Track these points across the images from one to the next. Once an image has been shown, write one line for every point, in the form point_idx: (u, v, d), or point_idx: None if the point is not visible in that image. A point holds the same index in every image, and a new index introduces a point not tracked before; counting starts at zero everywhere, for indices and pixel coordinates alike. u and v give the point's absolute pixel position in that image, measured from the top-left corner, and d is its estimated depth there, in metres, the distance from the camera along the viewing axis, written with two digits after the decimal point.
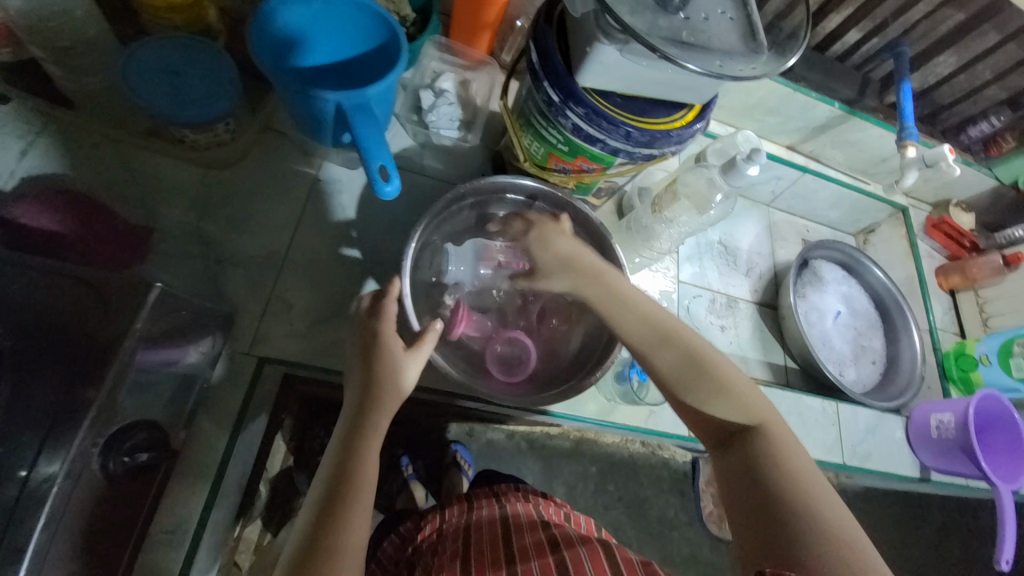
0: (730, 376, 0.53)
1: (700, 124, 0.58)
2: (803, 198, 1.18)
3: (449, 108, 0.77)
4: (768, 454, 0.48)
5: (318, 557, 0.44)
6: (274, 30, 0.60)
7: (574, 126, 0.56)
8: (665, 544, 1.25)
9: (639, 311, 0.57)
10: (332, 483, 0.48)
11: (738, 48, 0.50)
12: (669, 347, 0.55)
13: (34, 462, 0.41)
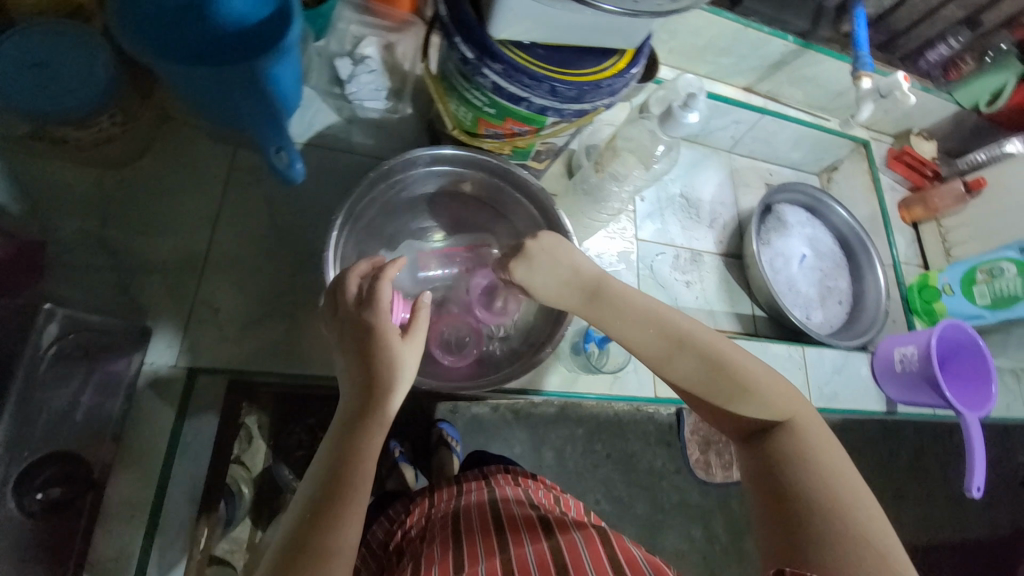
0: (757, 370, 0.50)
1: (633, 72, 0.53)
2: (764, 141, 1.14)
3: (371, 76, 0.71)
4: (799, 449, 0.47)
5: (307, 559, 0.39)
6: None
7: (494, 85, 0.50)
8: (655, 494, 1.26)
9: (640, 314, 0.53)
10: (325, 483, 0.43)
11: None
12: (687, 354, 0.51)
13: None
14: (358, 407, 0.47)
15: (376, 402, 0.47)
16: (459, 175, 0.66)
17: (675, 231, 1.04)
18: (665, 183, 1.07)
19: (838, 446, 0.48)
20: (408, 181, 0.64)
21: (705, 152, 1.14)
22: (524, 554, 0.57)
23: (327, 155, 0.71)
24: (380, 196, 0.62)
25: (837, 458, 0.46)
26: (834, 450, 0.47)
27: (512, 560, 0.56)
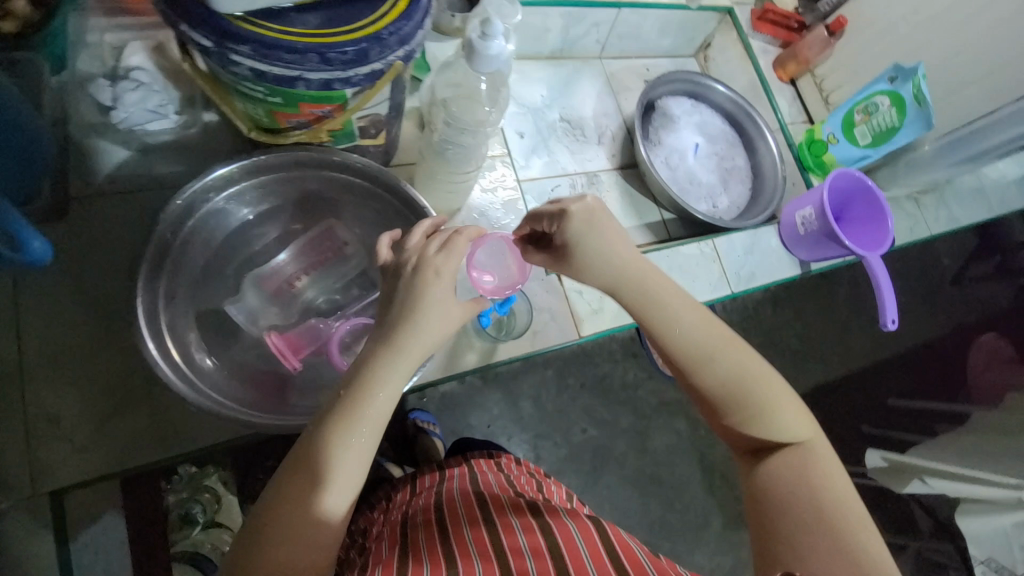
0: (765, 381, 0.47)
1: (420, 10, 0.45)
2: (630, 37, 1.07)
3: (139, 93, 0.58)
4: (802, 472, 0.43)
5: (264, 525, 0.39)
6: None
7: (254, 72, 0.42)
8: (637, 404, 1.22)
9: (683, 314, 0.48)
10: (306, 453, 0.42)
11: None
12: (716, 360, 0.47)
13: None
14: (347, 403, 0.42)
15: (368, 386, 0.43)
16: (258, 190, 0.61)
17: (565, 157, 0.99)
18: (541, 110, 1.00)
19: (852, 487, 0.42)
20: (211, 219, 0.59)
21: (575, 65, 1.07)
22: (511, 523, 0.55)
23: (129, 202, 0.61)
24: (183, 246, 0.57)
25: (850, 492, 0.42)
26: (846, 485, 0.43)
27: (499, 530, 0.54)
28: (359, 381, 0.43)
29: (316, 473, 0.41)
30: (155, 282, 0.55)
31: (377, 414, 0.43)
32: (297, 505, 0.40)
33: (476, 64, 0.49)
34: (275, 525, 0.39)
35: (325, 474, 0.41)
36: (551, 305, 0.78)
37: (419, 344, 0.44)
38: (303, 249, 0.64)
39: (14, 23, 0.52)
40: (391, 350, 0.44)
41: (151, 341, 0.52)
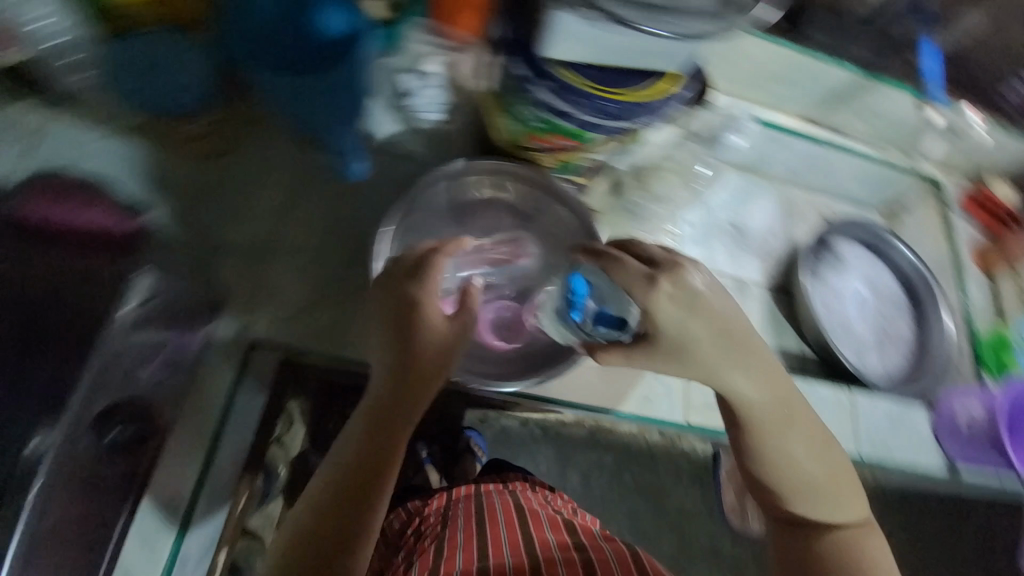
0: (823, 469, 0.56)
1: (680, 95, 0.55)
2: (824, 174, 1.11)
3: (432, 91, 0.75)
4: (868, 562, 0.54)
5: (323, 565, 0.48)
6: (254, 20, 0.61)
7: (544, 102, 0.54)
8: None
9: (777, 400, 0.56)
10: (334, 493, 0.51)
11: (710, 6, 0.46)
12: (802, 446, 0.56)
13: (31, 442, 0.49)
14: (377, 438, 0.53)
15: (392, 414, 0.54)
16: (483, 191, 0.72)
17: (722, 256, 1.02)
18: (713, 209, 1.06)
19: (893, 560, 0.55)
20: (439, 200, 0.71)
21: (758, 182, 1.12)
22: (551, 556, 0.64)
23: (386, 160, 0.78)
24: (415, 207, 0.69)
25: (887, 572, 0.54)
26: (886, 562, 0.55)
27: (540, 555, 0.64)
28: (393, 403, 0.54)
29: (354, 482, 0.51)
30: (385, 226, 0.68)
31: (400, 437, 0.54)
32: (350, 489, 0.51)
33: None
34: (329, 509, 0.50)
35: (371, 470, 0.52)
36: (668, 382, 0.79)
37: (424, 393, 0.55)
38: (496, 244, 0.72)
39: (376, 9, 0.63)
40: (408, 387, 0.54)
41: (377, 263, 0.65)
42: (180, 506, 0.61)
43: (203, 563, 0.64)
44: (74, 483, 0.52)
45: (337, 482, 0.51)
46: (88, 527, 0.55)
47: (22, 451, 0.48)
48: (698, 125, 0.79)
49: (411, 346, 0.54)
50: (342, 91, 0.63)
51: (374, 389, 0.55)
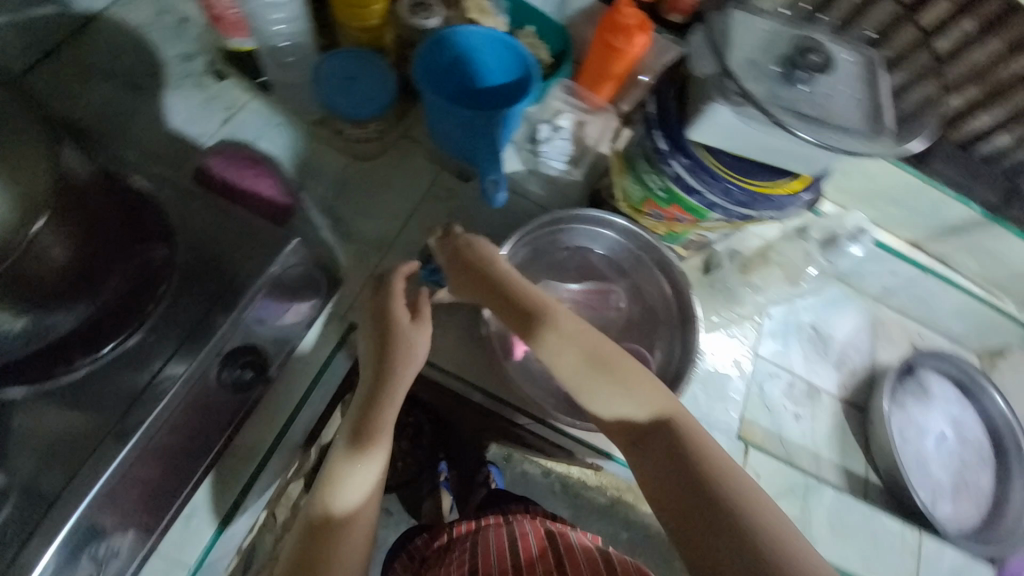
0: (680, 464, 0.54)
1: (800, 198, 0.59)
2: (921, 302, 1.08)
3: (562, 143, 0.84)
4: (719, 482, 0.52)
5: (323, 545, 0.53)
6: (445, 54, 0.70)
7: (676, 175, 0.59)
8: None
9: (620, 403, 0.59)
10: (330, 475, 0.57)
11: (861, 128, 0.50)
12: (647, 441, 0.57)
13: (170, 362, 0.55)
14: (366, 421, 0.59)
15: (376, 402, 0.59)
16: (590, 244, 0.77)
17: (800, 359, 1.00)
18: (798, 308, 1.04)
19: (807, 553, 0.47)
20: (552, 238, 0.76)
21: (847, 292, 1.10)
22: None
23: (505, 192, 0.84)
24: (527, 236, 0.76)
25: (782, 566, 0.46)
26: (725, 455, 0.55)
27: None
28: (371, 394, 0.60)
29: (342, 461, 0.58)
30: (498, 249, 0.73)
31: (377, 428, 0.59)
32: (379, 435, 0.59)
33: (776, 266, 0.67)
34: (354, 452, 0.58)
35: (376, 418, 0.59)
36: None
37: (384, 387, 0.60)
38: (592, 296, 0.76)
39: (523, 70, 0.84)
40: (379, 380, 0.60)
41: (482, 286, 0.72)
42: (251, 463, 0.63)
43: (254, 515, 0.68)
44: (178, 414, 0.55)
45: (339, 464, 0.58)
46: (180, 458, 0.57)
47: (160, 370, 0.55)
48: (808, 221, 0.82)
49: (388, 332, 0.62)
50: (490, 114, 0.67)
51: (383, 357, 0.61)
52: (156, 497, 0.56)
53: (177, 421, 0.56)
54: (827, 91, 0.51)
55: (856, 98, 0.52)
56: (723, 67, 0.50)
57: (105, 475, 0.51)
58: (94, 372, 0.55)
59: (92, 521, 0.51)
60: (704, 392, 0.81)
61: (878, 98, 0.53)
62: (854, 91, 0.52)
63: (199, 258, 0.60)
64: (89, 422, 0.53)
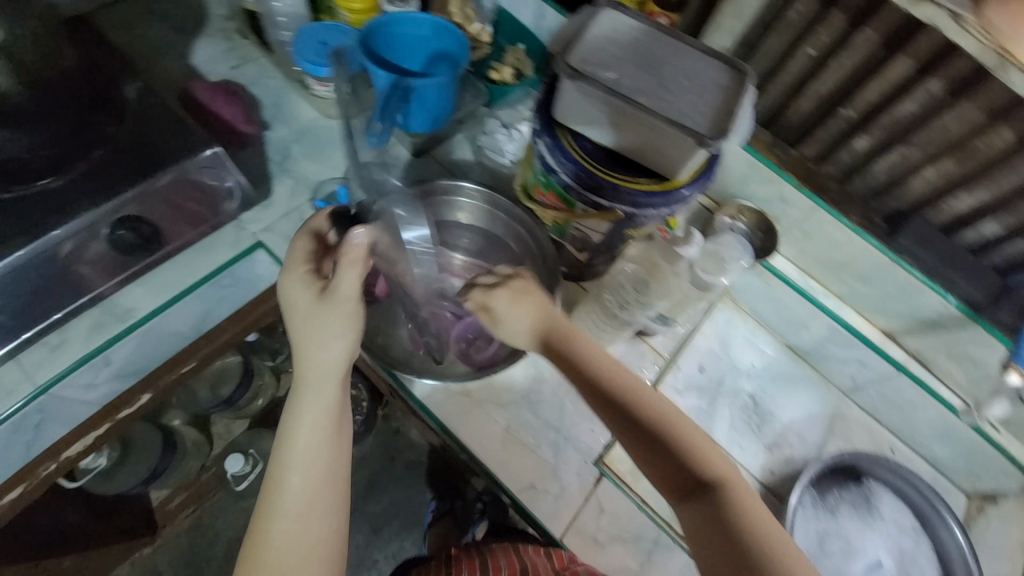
0: None
1: (674, 196, 0.57)
2: (896, 407, 0.91)
3: (504, 138, 0.89)
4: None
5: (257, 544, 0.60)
6: (398, 28, 0.76)
7: (541, 152, 0.61)
8: None
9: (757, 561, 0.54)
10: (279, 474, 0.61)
11: (704, 117, 0.51)
12: None
13: (65, 208, 0.62)
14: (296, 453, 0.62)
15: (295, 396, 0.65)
16: (475, 212, 0.81)
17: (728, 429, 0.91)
18: (740, 376, 0.96)
19: None
20: (443, 205, 0.81)
21: (812, 377, 0.98)
22: None
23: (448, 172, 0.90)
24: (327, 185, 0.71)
25: None
26: None
27: None
28: (291, 409, 0.64)
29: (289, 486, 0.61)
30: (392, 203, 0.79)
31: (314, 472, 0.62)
32: (747, 519, 0.56)
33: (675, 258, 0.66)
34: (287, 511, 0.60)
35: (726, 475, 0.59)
36: (569, 490, 0.71)
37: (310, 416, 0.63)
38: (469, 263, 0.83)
39: (496, 77, 0.90)
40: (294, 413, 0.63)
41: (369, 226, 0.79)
42: (124, 322, 0.72)
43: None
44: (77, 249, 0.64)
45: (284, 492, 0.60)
46: (50, 291, 0.65)
47: (58, 213, 0.62)
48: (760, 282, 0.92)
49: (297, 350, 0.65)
50: (403, 78, 0.73)
51: (313, 375, 0.65)
52: (29, 311, 0.65)
53: (84, 264, 0.66)
54: (682, 77, 0.53)
55: (719, 84, 0.52)
56: (566, 52, 0.53)
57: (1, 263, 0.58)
58: (24, 196, 0.62)
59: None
60: (573, 405, 0.76)
61: (748, 86, 0.52)
62: (718, 79, 0.53)
63: (128, 137, 0.67)
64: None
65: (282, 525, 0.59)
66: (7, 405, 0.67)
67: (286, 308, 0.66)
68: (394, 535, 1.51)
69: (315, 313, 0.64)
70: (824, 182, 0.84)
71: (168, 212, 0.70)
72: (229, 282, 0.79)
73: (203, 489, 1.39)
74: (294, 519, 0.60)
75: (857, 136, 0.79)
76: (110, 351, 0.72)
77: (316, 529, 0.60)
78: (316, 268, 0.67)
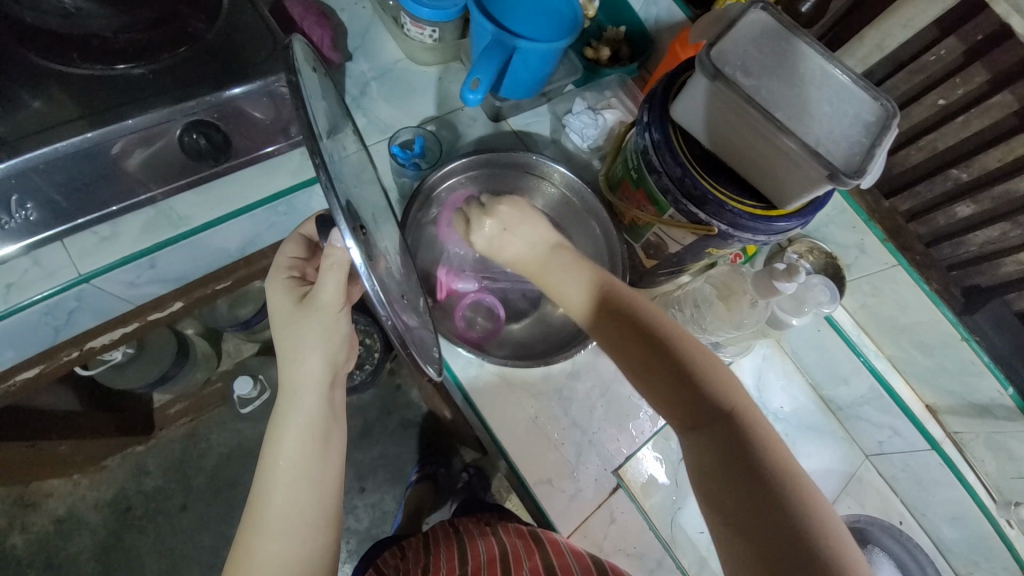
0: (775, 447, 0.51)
1: (776, 226, 0.54)
2: (919, 483, 0.88)
3: (588, 122, 0.82)
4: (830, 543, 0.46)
5: (249, 534, 0.63)
6: None
7: (643, 147, 0.59)
8: None
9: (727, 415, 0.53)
10: (272, 469, 0.65)
11: (839, 145, 0.48)
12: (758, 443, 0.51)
13: (144, 103, 0.60)
14: (285, 455, 0.65)
15: (282, 395, 0.68)
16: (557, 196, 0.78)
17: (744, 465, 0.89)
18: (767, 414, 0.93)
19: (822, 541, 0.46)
20: (525, 181, 0.79)
21: (840, 433, 0.95)
22: None
23: (520, 143, 0.86)
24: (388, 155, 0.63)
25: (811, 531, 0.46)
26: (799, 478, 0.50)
27: None
28: (279, 409, 0.67)
29: (278, 484, 0.64)
30: (472, 164, 0.76)
31: (303, 469, 0.65)
32: (769, 452, 0.50)
33: (772, 293, 0.63)
34: (277, 504, 0.64)
35: (744, 409, 0.54)
36: (584, 493, 0.73)
37: (302, 414, 0.67)
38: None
39: (592, 54, 0.86)
40: (283, 413, 0.67)
41: (446, 179, 0.76)
42: (177, 229, 0.70)
43: (151, 283, 0.77)
44: (146, 145, 0.63)
45: (274, 486, 0.64)
46: (113, 182, 0.64)
47: (137, 105, 0.60)
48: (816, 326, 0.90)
49: (280, 357, 0.67)
50: (511, 35, 0.69)
51: (292, 383, 0.67)
52: (84, 197, 0.63)
53: (150, 162, 0.64)
54: (821, 102, 0.50)
55: (858, 118, 0.50)
56: (706, 47, 0.51)
57: (69, 142, 0.57)
58: (109, 80, 0.61)
59: (21, 178, 0.57)
60: (604, 410, 0.76)
61: (890, 126, 0.49)
62: (856, 113, 0.50)
63: (219, 44, 0.65)
64: (58, 103, 0.59)
65: (273, 532, 0.63)
66: (47, 286, 0.65)
67: (270, 313, 0.69)
68: (377, 487, 1.53)
69: (296, 322, 0.65)
70: (910, 242, 0.79)
71: (242, 129, 0.68)
72: (284, 210, 0.79)
73: (202, 403, 1.40)
74: (284, 519, 0.63)
75: (964, 202, 0.73)
76: (156, 255, 0.71)
77: (306, 523, 0.64)
78: (299, 275, 0.70)
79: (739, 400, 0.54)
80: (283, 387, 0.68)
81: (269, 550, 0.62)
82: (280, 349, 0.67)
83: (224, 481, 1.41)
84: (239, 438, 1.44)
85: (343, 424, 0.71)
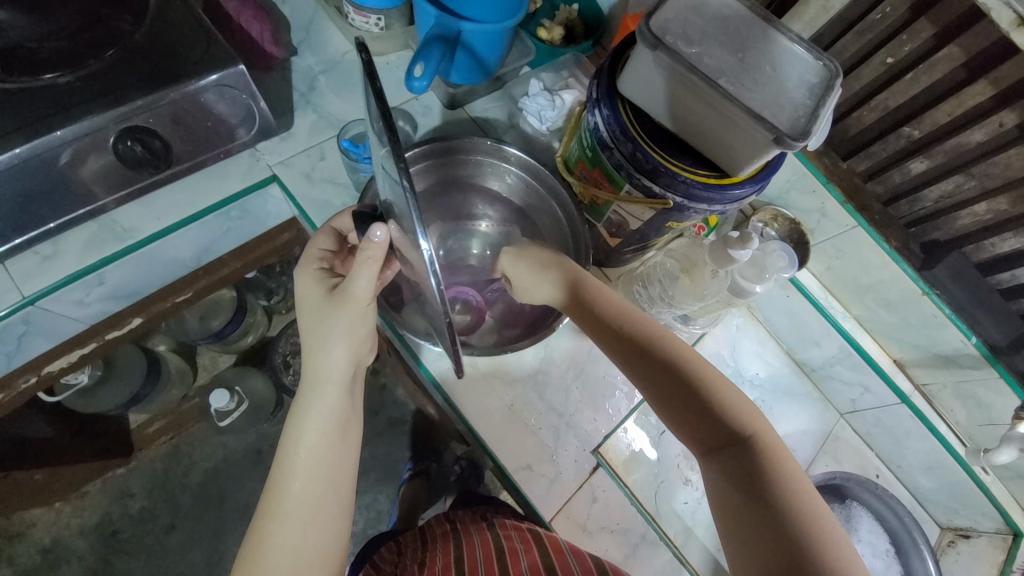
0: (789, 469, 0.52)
1: (731, 194, 0.54)
2: (892, 437, 0.91)
3: (545, 103, 0.80)
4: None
5: (264, 523, 0.62)
6: None
7: (595, 125, 0.58)
8: None
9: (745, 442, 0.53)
10: (291, 459, 0.63)
11: (784, 108, 0.48)
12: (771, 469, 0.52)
13: (71, 111, 0.57)
14: (304, 445, 0.63)
15: (307, 384, 0.65)
16: (518, 179, 0.77)
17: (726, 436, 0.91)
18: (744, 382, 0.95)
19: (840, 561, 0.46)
20: (487, 167, 0.78)
21: (815, 394, 0.96)
22: None
23: (478, 129, 0.84)
24: None
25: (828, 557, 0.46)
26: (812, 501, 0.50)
27: None
28: (303, 397, 0.65)
29: (296, 473, 0.62)
30: (433, 150, 0.74)
31: (322, 462, 0.63)
32: (783, 481, 0.51)
33: (728, 262, 0.63)
34: (294, 496, 0.62)
35: (763, 438, 0.54)
36: (564, 475, 0.73)
37: (326, 406, 0.64)
38: (495, 228, 0.80)
39: (546, 35, 0.84)
40: (306, 402, 0.64)
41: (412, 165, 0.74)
42: (124, 242, 0.67)
43: (104, 300, 0.74)
44: (82, 157, 0.60)
45: (293, 476, 0.62)
46: (48, 198, 0.60)
47: (62, 114, 0.57)
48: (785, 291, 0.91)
49: (309, 347, 0.64)
50: (454, 19, 0.67)
51: (314, 372, 0.64)
52: (18, 216, 0.60)
53: (87, 174, 0.61)
54: (764, 66, 0.50)
55: (801, 79, 0.50)
56: (646, 18, 0.50)
57: None
58: (34, 90, 0.57)
59: None
60: (580, 391, 0.76)
61: (832, 86, 0.49)
62: (800, 74, 0.50)
63: (149, 45, 0.62)
64: None
65: (288, 523, 0.61)
66: None
67: (298, 302, 0.66)
68: (370, 487, 1.52)
69: (325, 313, 0.62)
70: (868, 202, 0.80)
71: (184, 133, 0.65)
72: (237, 214, 0.77)
73: (182, 419, 1.38)
74: (301, 511, 0.62)
75: (916, 158, 0.74)
76: (104, 270, 0.68)
77: (322, 516, 0.63)
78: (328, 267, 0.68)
79: (762, 431, 0.54)
80: (309, 377, 0.65)
81: (281, 542, 0.60)
82: (310, 338, 0.64)
83: (212, 495, 1.39)
84: (224, 451, 1.42)
85: (361, 418, 0.69)
